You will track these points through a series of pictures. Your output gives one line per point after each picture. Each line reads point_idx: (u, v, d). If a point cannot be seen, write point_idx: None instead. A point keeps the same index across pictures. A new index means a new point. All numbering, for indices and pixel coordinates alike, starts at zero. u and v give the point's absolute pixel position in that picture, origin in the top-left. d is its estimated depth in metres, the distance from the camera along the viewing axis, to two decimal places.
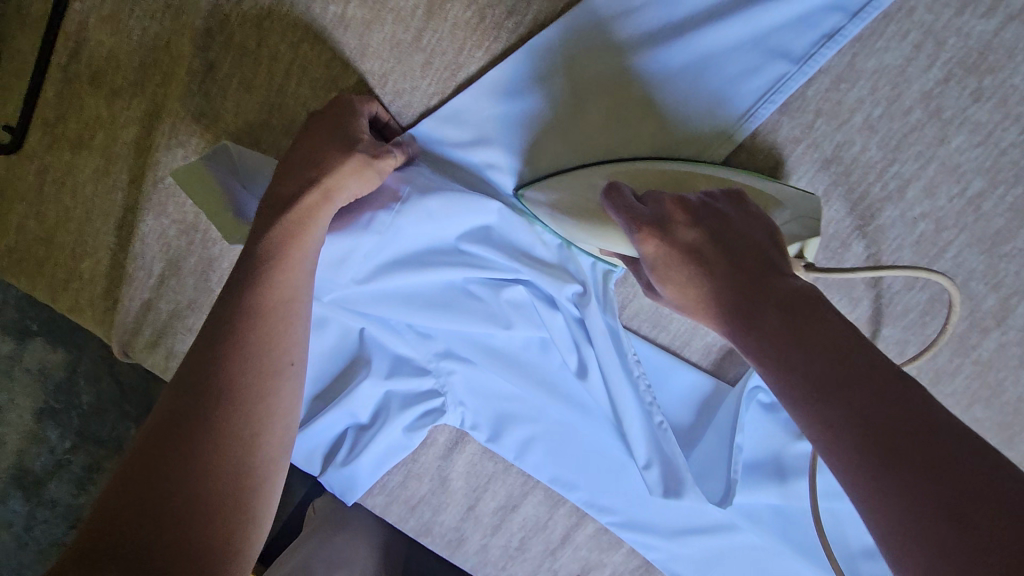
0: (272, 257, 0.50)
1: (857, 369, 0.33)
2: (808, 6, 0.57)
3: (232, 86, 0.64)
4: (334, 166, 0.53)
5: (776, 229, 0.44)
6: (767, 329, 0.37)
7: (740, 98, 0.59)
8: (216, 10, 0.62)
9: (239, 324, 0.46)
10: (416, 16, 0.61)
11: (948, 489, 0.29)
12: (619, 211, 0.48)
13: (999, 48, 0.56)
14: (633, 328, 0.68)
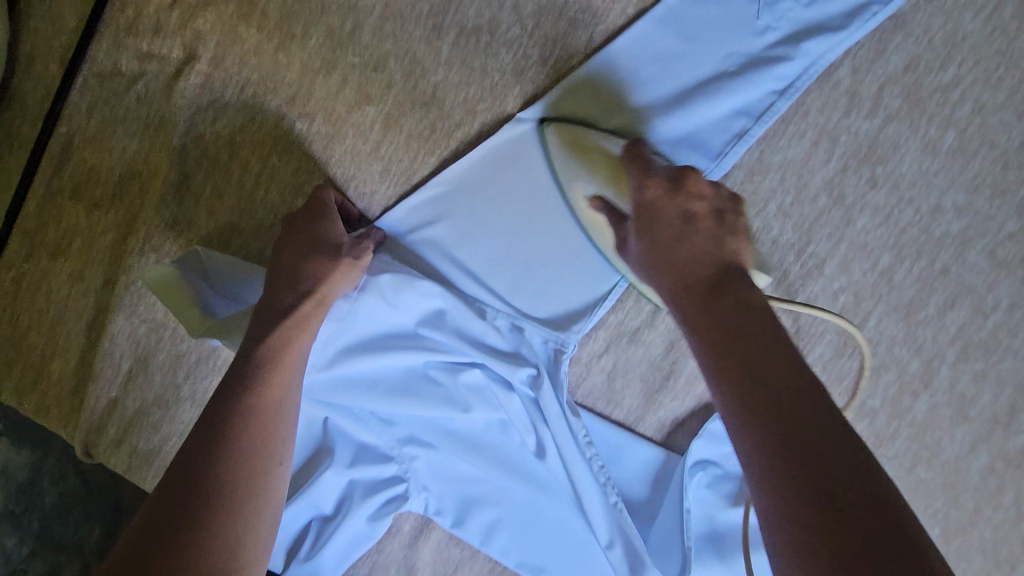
0: (271, 362, 0.55)
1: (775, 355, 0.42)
2: (716, 113, 0.65)
3: (205, 194, 0.70)
4: (325, 275, 0.60)
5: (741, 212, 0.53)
6: (725, 309, 0.45)
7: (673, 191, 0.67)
8: (192, 130, 0.69)
9: (233, 424, 0.51)
10: (374, 130, 0.69)
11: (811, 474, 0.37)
12: (636, 172, 0.56)
13: (885, 142, 0.65)
14: (588, 405, 0.71)
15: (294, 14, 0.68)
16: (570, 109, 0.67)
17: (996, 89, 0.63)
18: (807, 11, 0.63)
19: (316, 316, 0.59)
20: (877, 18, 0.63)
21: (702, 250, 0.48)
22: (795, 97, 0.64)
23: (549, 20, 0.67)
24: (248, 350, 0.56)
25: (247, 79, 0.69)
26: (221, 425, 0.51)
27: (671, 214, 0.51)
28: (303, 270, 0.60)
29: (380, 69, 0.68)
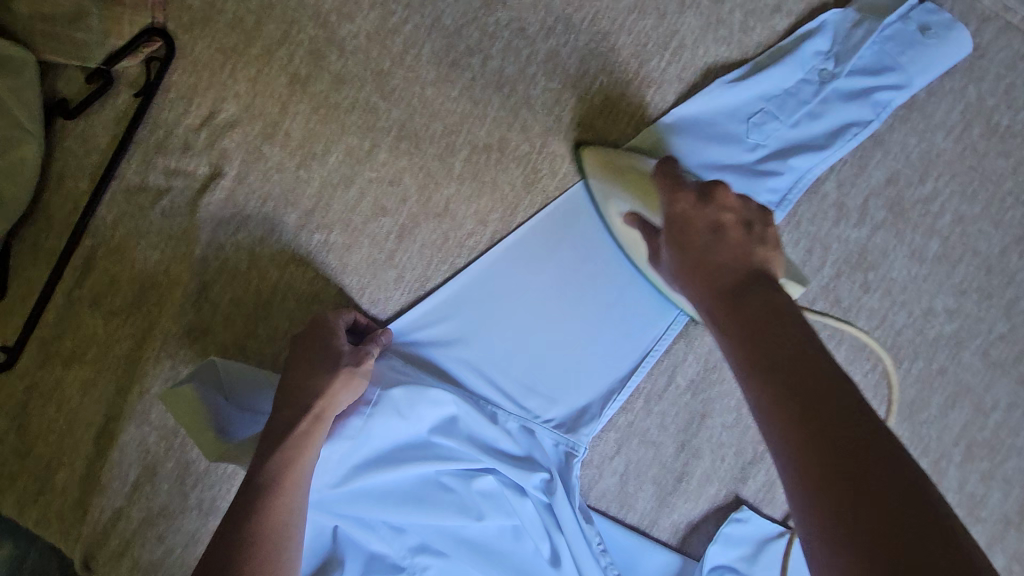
0: (272, 487, 0.55)
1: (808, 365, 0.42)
2: None
3: (223, 302, 0.72)
4: (324, 389, 0.60)
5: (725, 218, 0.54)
6: (749, 314, 0.47)
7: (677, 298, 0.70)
8: (213, 241, 0.72)
9: (242, 552, 0.52)
10: (389, 239, 0.72)
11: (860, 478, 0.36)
12: (666, 184, 0.58)
13: (874, 250, 0.68)
14: (601, 509, 0.71)
15: (316, 135, 0.73)
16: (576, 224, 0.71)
17: (972, 201, 0.68)
18: (794, 131, 0.69)
19: (319, 434, 0.59)
20: (858, 137, 0.68)
21: (704, 276, 0.51)
22: (789, 209, 0.69)
23: (555, 138, 0.72)
24: (253, 468, 0.56)
25: (270, 194, 0.73)
26: (233, 554, 0.52)
27: (687, 251, 0.54)
28: (307, 387, 0.61)
29: (396, 184, 0.72)
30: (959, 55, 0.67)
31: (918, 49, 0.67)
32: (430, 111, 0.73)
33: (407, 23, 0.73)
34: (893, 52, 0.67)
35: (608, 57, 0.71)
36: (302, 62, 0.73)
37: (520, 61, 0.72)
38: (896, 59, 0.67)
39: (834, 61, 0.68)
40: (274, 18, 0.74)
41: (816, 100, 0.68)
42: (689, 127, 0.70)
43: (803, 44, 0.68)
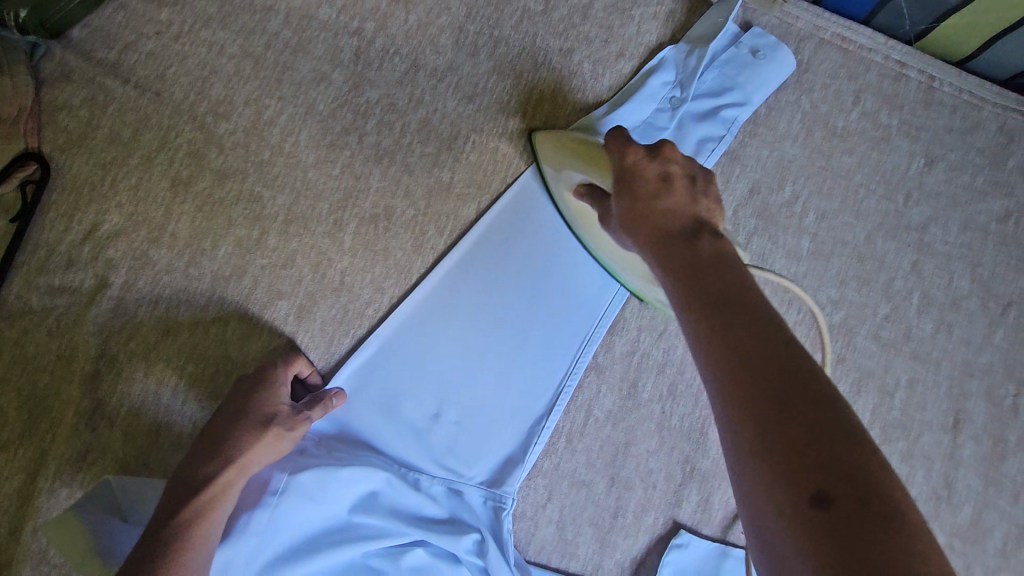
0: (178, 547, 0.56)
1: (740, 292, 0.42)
2: None
3: (121, 414, 0.69)
4: (246, 447, 0.60)
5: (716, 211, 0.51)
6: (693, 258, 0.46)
7: (592, 312, 0.72)
8: (104, 353, 0.70)
9: None
10: (289, 321, 0.72)
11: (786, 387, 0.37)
12: None
13: (754, 255, 0.72)
14: (543, 562, 0.68)
15: (203, 232, 0.73)
16: (486, 264, 0.72)
17: (830, 197, 0.72)
18: None
19: (219, 506, 0.59)
20: (715, 153, 0.73)
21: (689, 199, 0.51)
22: None
23: (438, 199, 0.74)
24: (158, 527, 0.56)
25: (161, 296, 0.72)
26: None
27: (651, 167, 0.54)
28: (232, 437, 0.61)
29: (288, 266, 0.73)
30: (786, 71, 0.74)
31: (751, 68, 0.73)
32: (314, 192, 0.74)
33: (282, 113, 0.76)
34: (730, 74, 0.74)
35: (477, 117, 0.76)
36: (182, 165, 0.75)
37: (395, 133, 0.75)
38: (733, 80, 0.73)
39: (680, 87, 0.74)
40: (150, 128, 0.76)
41: (672, 124, 0.73)
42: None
43: (651, 78, 0.74)
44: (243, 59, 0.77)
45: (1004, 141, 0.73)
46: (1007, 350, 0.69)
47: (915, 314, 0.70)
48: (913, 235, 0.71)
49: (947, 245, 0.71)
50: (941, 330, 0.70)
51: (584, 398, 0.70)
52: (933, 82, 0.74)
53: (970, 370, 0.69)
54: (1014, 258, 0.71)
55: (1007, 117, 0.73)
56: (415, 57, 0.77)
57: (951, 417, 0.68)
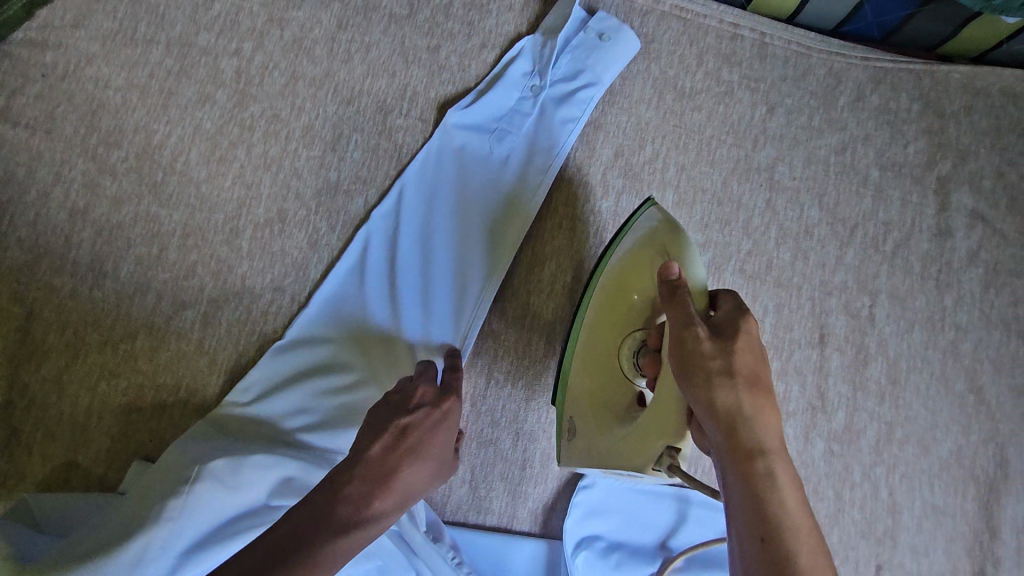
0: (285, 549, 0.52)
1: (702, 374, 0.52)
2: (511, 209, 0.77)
3: (37, 439, 0.71)
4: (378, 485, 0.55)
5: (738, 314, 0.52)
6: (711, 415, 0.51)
7: (492, 280, 0.76)
8: (15, 383, 0.72)
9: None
10: (196, 329, 0.75)
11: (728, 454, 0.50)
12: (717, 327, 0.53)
13: (624, 212, 0.78)
14: (460, 521, 0.71)
15: (104, 255, 0.76)
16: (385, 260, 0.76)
17: (686, 151, 0.79)
18: (529, 140, 0.79)
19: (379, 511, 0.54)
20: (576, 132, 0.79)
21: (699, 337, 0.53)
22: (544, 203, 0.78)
23: (328, 197, 0.79)
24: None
25: (69, 321, 0.74)
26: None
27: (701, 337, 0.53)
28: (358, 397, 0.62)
29: (190, 277, 0.76)
30: (633, 50, 0.80)
31: (599, 49, 0.79)
32: (209, 205, 0.78)
33: (171, 135, 0.80)
34: (581, 57, 0.80)
35: (357, 118, 0.81)
36: (79, 195, 0.78)
37: (281, 141, 0.80)
38: (584, 64, 0.79)
39: (537, 77, 0.80)
40: (44, 164, 0.79)
41: (535, 110, 0.79)
42: (445, 157, 0.79)
43: (511, 66, 0.80)
44: (129, 90, 0.81)
45: (833, 83, 0.81)
46: (858, 267, 0.76)
47: (773, 246, 0.77)
48: (763, 176, 0.78)
49: (794, 180, 0.78)
50: (798, 258, 0.76)
51: (483, 364, 0.75)
52: (765, 38, 0.82)
53: (828, 289, 0.75)
54: (854, 184, 0.78)
55: (833, 60, 0.81)
56: (293, 69, 0.82)
57: (816, 333, 0.74)
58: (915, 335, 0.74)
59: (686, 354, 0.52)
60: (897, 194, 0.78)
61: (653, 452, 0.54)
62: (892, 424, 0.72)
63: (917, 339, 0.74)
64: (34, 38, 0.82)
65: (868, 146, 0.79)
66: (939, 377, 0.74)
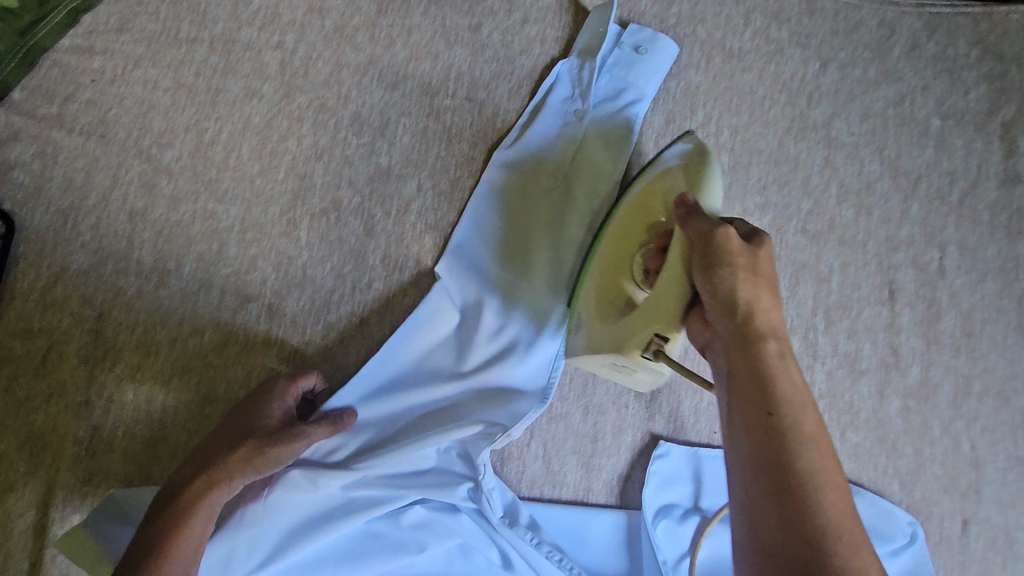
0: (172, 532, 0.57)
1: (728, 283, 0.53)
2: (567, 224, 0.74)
3: (117, 436, 0.73)
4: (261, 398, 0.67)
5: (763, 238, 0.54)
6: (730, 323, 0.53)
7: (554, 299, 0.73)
8: (92, 382, 0.74)
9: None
10: (261, 321, 0.76)
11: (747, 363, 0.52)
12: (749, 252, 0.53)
13: None
14: (536, 496, 0.72)
15: (166, 254, 0.77)
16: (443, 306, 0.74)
17: (739, 113, 0.78)
18: (583, 150, 0.76)
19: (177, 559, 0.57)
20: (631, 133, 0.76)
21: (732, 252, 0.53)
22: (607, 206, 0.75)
23: (380, 183, 0.79)
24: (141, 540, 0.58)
25: (138, 320, 0.76)
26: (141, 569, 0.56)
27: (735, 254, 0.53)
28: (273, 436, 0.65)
29: (251, 271, 0.77)
30: (670, 55, 0.78)
31: (636, 66, 0.78)
32: (264, 198, 0.79)
33: (222, 132, 0.81)
34: (621, 75, 0.78)
35: (403, 102, 0.81)
36: (137, 197, 0.79)
37: (330, 131, 0.80)
38: (625, 80, 0.78)
39: (579, 100, 0.78)
40: (101, 168, 0.80)
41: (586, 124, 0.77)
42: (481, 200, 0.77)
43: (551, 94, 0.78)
44: (176, 90, 0.82)
45: (887, 33, 0.79)
46: (924, 219, 0.75)
47: (835, 203, 0.75)
48: (820, 133, 0.77)
49: (852, 135, 0.77)
50: (861, 214, 0.75)
51: None
52: None
53: (894, 244, 0.74)
54: (914, 136, 0.76)
55: (885, 10, 0.79)
56: (337, 58, 0.82)
57: (886, 289, 0.73)
58: (988, 285, 0.73)
59: (713, 254, 0.53)
60: (960, 143, 0.76)
61: (642, 339, 0.58)
62: (969, 376, 0.71)
63: (990, 289, 0.73)
64: (81, 45, 0.83)
65: (926, 96, 0.77)
66: (1015, 327, 0.72)
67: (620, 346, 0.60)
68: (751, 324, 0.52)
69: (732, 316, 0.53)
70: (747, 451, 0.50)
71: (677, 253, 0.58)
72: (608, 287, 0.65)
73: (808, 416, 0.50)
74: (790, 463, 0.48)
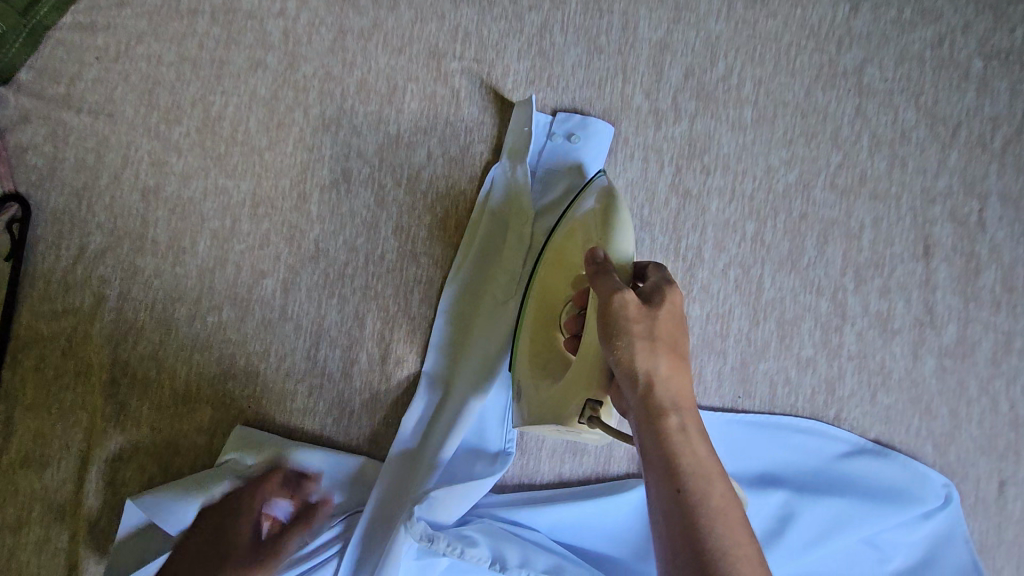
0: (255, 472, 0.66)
1: (634, 346, 0.50)
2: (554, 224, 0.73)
3: (144, 413, 0.74)
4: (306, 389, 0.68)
5: (664, 288, 0.54)
6: (636, 390, 0.50)
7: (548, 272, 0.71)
8: (116, 359, 0.75)
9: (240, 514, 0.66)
10: (277, 297, 0.76)
11: (653, 430, 0.49)
12: (649, 311, 0.52)
13: (700, 136, 0.73)
14: (558, 465, 0.72)
15: (180, 232, 0.77)
16: (453, 331, 0.74)
17: (763, 63, 0.73)
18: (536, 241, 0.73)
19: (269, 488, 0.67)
20: None
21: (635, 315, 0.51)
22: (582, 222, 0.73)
23: (389, 152, 0.77)
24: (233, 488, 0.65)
25: (157, 299, 0.76)
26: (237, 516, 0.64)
27: (638, 315, 0.51)
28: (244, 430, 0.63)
29: (265, 246, 0.76)
30: (606, 138, 0.74)
31: (566, 165, 0.74)
32: (273, 172, 0.78)
33: (228, 106, 0.79)
34: (556, 167, 0.74)
35: (410, 67, 0.78)
36: (148, 175, 0.79)
37: (336, 100, 0.78)
38: (563, 170, 0.74)
39: (524, 194, 0.74)
40: (112, 148, 0.80)
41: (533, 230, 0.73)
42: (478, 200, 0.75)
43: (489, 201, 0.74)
44: (181, 64, 0.81)
45: None
46: (964, 169, 0.70)
47: (867, 155, 0.71)
48: (851, 81, 0.72)
49: (885, 81, 0.72)
50: (895, 166, 0.71)
51: None
52: None
53: (931, 197, 0.70)
54: (955, 80, 0.71)
55: None
56: (340, 24, 0.79)
57: (921, 245, 0.70)
58: None
59: (610, 324, 0.51)
60: (1004, 86, 0.71)
61: (574, 407, 0.53)
62: (1009, 334, 0.69)
63: None
64: (82, 21, 0.82)
65: (968, 35, 0.72)
66: None
67: (560, 415, 0.54)
68: (652, 394, 0.50)
69: (635, 384, 0.50)
70: (665, 531, 0.48)
71: (591, 314, 0.54)
72: (538, 352, 0.63)
73: (716, 488, 0.48)
74: (700, 541, 0.46)
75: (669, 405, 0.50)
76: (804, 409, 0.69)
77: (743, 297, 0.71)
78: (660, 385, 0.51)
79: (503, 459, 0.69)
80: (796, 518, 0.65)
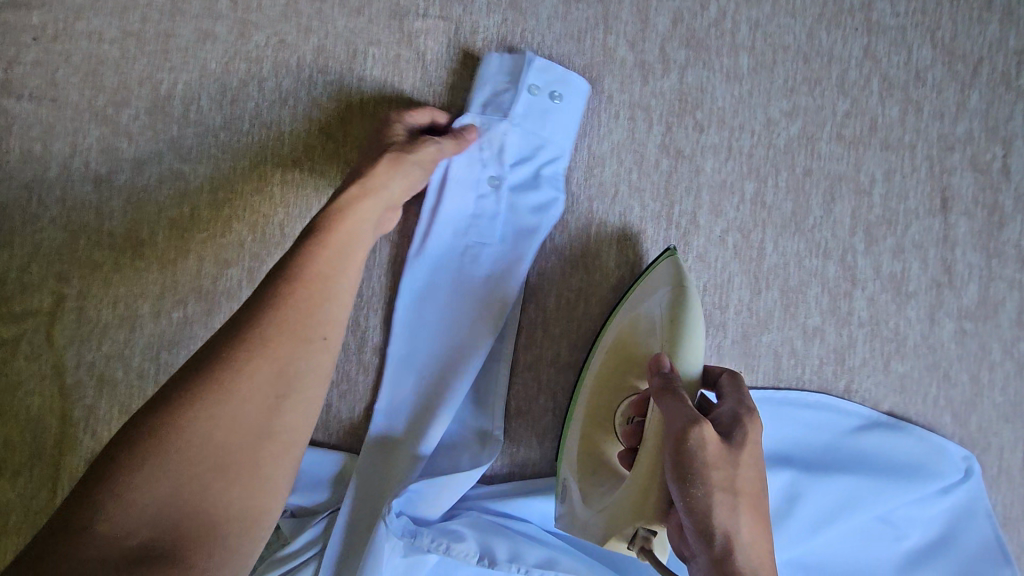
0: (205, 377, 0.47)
1: (700, 473, 0.46)
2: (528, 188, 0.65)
3: (114, 416, 0.70)
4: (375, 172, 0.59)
5: (742, 418, 0.49)
6: (705, 536, 0.46)
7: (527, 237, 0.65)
8: (81, 361, 0.71)
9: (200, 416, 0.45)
10: (244, 288, 0.71)
11: (717, 573, 0.46)
12: (726, 460, 0.47)
13: (691, 89, 0.66)
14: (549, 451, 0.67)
15: (138, 222, 0.72)
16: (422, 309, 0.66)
17: (759, 3, 0.66)
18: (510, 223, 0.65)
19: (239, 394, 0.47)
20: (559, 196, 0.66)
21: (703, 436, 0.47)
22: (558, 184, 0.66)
23: (355, 126, 0.71)
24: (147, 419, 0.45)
25: (118, 296, 0.72)
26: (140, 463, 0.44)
27: (717, 465, 0.47)
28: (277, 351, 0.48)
29: (228, 234, 0.71)
30: (584, 93, 0.66)
31: (548, 117, 0.65)
32: (231, 154, 0.72)
33: (179, 84, 0.73)
34: (533, 128, 0.65)
35: (371, 29, 0.71)
36: (99, 163, 0.73)
37: (294, 71, 0.72)
38: (540, 135, 0.65)
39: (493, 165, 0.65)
40: (58, 135, 0.74)
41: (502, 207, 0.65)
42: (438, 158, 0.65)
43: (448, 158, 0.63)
44: (124, 40, 0.74)
45: None
46: (986, 112, 0.63)
47: (877, 101, 0.64)
48: (858, 17, 0.65)
49: (897, 16, 0.64)
50: (909, 111, 0.64)
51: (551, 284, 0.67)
52: None
53: (949, 144, 0.64)
54: (975, 10, 0.64)
55: None
56: None
57: (938, 198, 0.63)
58: None
59: (687, 459, 0.47)
60: None
61: (627, 530, 0.50)
62: None
63: None
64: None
65: None
66: None
67: (607, 527, 0.51)
68: (733, 565, 0.45)
69: (711, 543, 0.46)
70: None
71: (651, 429, 0.51)
72: (585, 454, 0.59)
73: None
74: None
75: (741, 556, 0.46)
76: (811, 382, 0.64)
77: (743, 265, 0.65)
78: (732, 529, 0.46)
79: (491, 447, 0.64)
80: (803, 501, 0.61)
